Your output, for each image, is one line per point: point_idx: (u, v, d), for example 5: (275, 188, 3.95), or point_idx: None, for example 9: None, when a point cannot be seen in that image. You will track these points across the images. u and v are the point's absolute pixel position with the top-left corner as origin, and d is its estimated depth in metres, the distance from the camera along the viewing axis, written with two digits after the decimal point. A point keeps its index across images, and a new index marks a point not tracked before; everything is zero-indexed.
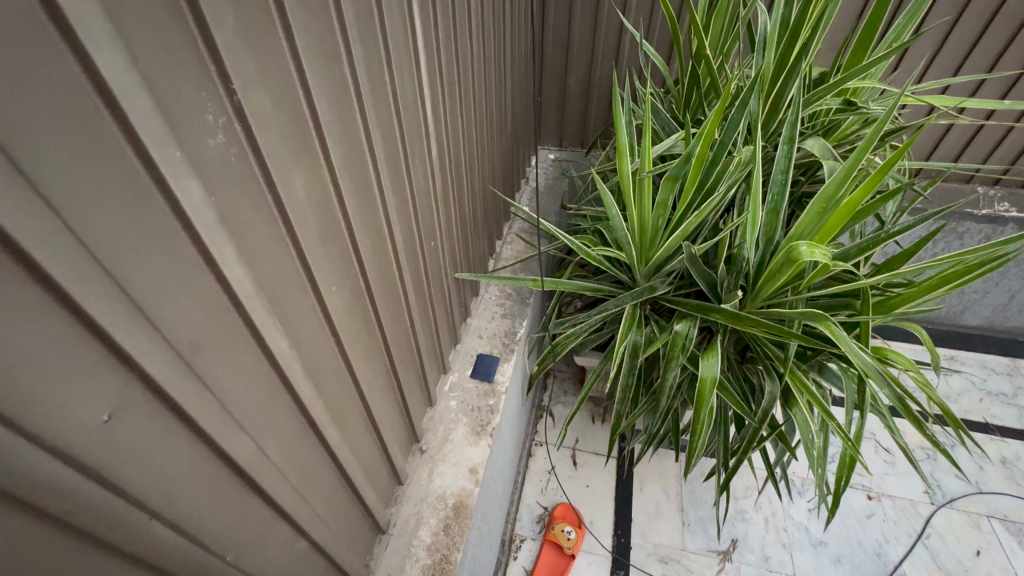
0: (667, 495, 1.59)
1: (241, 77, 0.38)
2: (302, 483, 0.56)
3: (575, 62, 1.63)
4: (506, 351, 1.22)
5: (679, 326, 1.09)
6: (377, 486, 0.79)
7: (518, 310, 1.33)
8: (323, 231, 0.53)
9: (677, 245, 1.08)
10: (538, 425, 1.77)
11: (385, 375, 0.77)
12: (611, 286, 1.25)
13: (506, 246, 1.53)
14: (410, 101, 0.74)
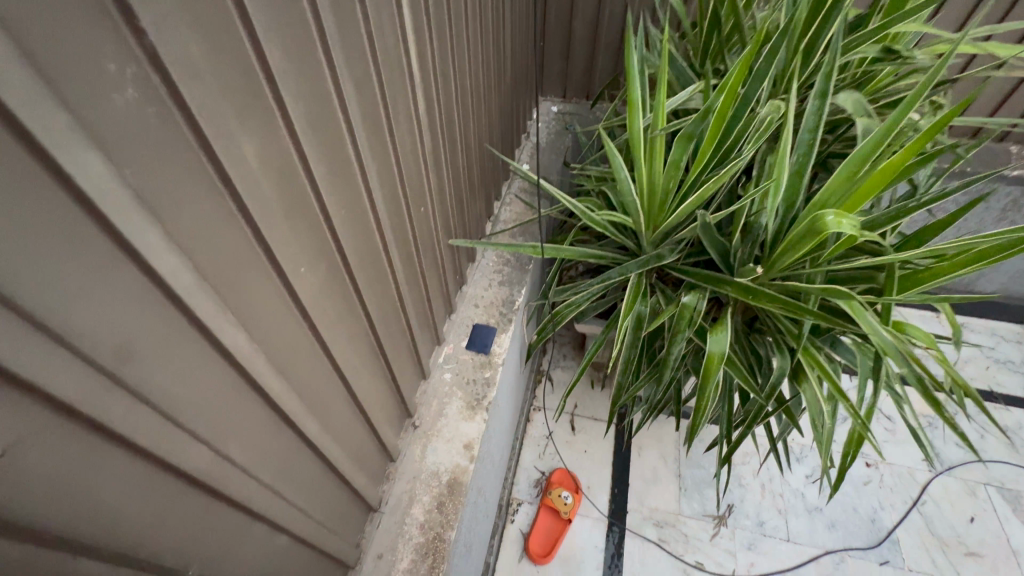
0: (664, 461, 1.59)
1: (155, 16, 0.30)
2: (273, 477, 0.52)
3: (582, 2, 1.47)
4: (503, 322, 1.16)
5: (687, 297, 1.02)
6: (363, 467, 0.76)
7: (516, 277, 1.26)
8: (284, 204, 0.45)
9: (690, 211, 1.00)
10: (536, 390, 1.74)
11: (367, 356, 0.72)
12: (615, 253, 1.18)
13: (505, 208, 1.44)
14: (392, 46, 0.64)
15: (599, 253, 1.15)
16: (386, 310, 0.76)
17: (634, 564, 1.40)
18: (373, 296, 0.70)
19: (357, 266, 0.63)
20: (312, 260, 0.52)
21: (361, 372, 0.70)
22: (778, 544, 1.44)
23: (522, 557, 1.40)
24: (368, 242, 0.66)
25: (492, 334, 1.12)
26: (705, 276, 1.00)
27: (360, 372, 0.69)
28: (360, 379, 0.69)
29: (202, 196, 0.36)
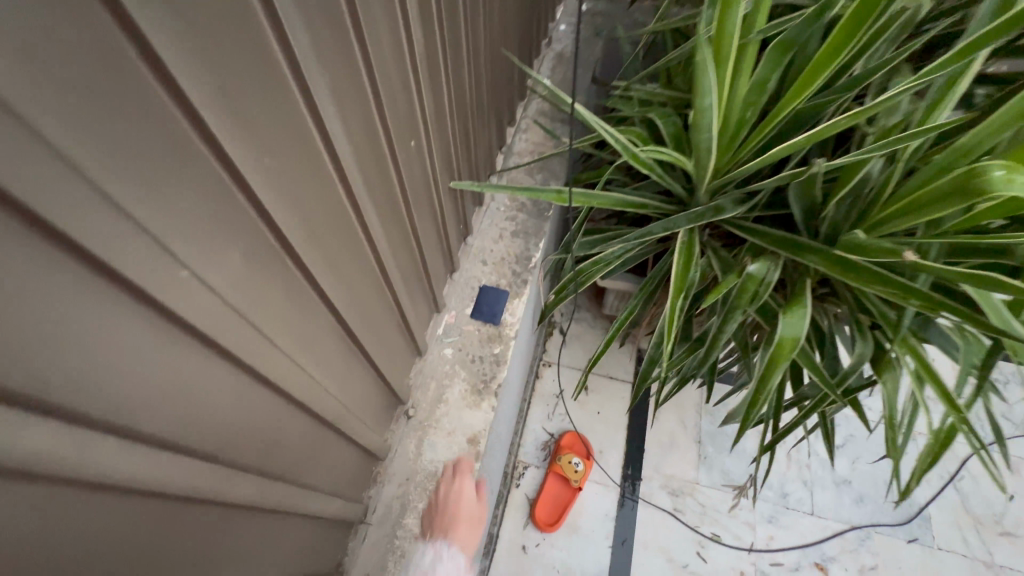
0: (684, 426, 1.46)
1: None
2: (136, 540, 0.36)
3: None
4: (517, 284, 0.96)
5: (754, 266, 0.80)
6: (315, 466, 0.61)
7: (533, 227, 1.04)
8: (62, 123, 0.23)
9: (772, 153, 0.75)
10: (546, 344, 1.58)
11: (318, 343, 0.53)
12: (657, 201, 0.94)
13: (520, 135, 1.17)
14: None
15: (637, 202, 0.91)
16: (349, 278, 0.56)
17: (646, 535, 1.32)
18: (321, 265, 0.49)
19: (283, 226, 0.42)
20: (172, 225, 0.31)
21: (305, 365, 0.52)
22: (800, 517, 1.35)
23: (528, 524, 1.32)
24: (307, 189, 0.44)
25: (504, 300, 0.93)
26: (785, 240, 0.78)
27: (302, 366, 0.51)
28: (303, 374, 0.51)
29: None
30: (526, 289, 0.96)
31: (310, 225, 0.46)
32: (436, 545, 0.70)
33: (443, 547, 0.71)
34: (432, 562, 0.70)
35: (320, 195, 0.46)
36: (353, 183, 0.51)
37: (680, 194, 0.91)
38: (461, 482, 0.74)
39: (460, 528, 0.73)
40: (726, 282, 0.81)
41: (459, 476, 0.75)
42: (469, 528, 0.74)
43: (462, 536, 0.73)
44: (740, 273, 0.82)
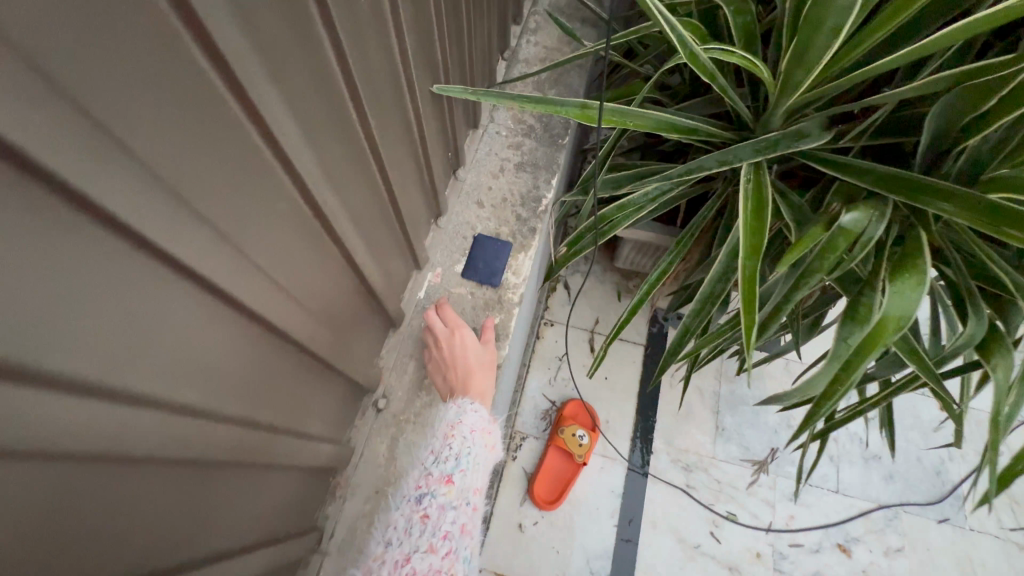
0: (701, 395, 1.30)
1: None
2: None
3: None
4: (521, 234, 0.79)
5: (851, 216, 0.58)
6: (214, 492, 0.44)
7: (543, 159, 0.85)
8: None
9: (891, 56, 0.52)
10: (549, 300, 1.38)
11: (174, 318, 0.34)
12: (709, 124, 0.71)
13: (527, 38, 0.91)
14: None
15: (685, 123, 0.68)
16: (227, 216, 0.35)
17: (654, 513, 1.19)
18: (157, 192, 0.28)
19: (13, 113, 0.20)
20: None
21: (153, 354, 0.32)
22: (824, 495, 1.23)
23: (525, 500, 1.19)
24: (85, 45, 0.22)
25: (503, 256, 0.77)
26: (892, 178, 0.56)
27: (145, 357, 0.32)
28: (147, 369, 0.32)
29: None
30: (532, 242, 0.79)
31: (113, 118, 0.25)
32: (455, 399, 0.67)
33: (464, 401, 0.67)
34: (456, 416, 0.66)
35: (130, 63, 0.24)
36: (217, 51, 0.29)
37: (744, 115, 0.68)
38: (457, 331, 0.71)
39: (474, 377, 0.69)
40: (809, 235, 0.59)
41: (454, 324, 0.72)
42: (483, 376, 0.71)
43: (478, 385, 0.69)
44: (827, 225, 0.60)
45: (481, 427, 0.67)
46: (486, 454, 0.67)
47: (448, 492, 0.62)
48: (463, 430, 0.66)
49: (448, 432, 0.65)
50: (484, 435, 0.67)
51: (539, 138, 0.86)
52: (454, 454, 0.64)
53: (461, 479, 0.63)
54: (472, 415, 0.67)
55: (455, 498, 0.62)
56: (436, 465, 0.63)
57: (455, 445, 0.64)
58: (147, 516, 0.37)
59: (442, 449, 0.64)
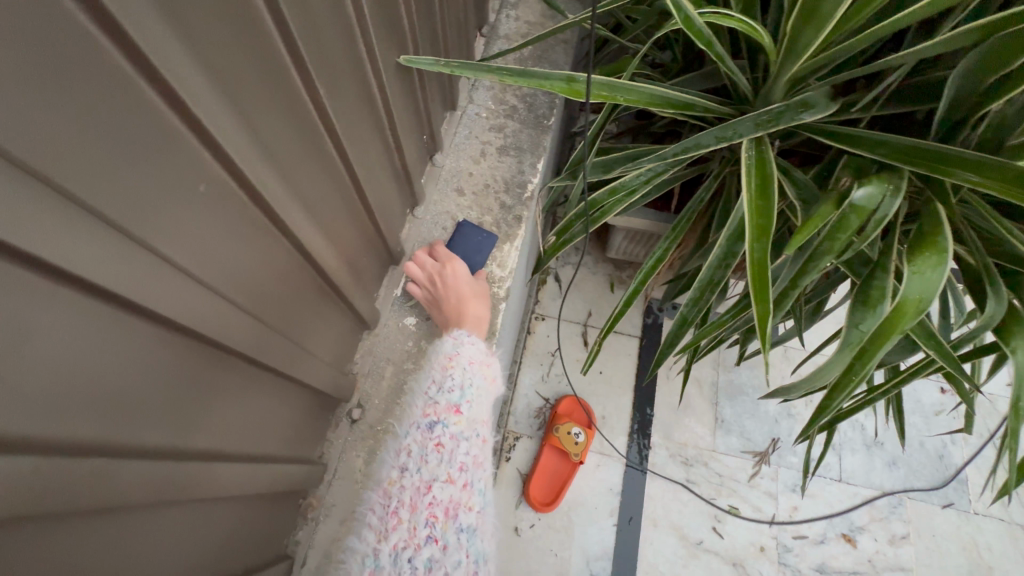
0: (699, 387, 1.26)
1: None
2: None
3: None
4: (504, 223, 0.74)
5: (860, 192, 0.54)
6: (149, 538, 0.38)
7: (526, 143, 0.79)
8: None
9: (914, 12, 0.46)
10: (540, 293, 1.33)
11: (57, 335, 0.27)
12: (707, 100, 0.66)
13: (507, 14, 0.85)
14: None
15: (680, 98, 0.63)
16: (128, 206, 0.29)
17: (654, 510, 1.15)
18: (13, 173, 0.22)
19: None
20: None
21: (35, 376, 0.26)
22: (827, 484, 1.19)
23: (521, 502, 1.14)
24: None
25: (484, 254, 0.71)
26: (907, 150, 0.52)
27: (19, 379, 0.25)
28: (17, 394, 0.26)
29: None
30: (518, 230, 0.74)
31: None
32: (453, 330, 0.64)
33: (461, 332, 0.64)
34: (454, 347, 0.63)
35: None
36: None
37: (742, 88, 0.63)
38: (451, 262, 0.68)
39: (471, 305, 0.66)
40: (818, 215, 0.54)
41: (446, 257, 0.68)
42: (479, 305, 0.67)
43: (475, 313, 0.66)
44: (834, 202, 0.56)
45: (481, 357, 0.64)
46: (491, 383, 0.64)
47: (460, 421, 0.60)
48: (463, 361, 0.62)
49: (447, 364, 0.62)
50: (485, 366, 0.64)
51: (522, 122, 0.80)
52: (458, 384, 0.61)
53: (469, 408, 0.61)
54: (470, 346, 0.63)
55: (467, 426, 0.60)
56: (441, 394, 0.60)
57: (458, 375, 0.61)
58: (52, 574, 0.30)
59: (444, 379, 0.61)
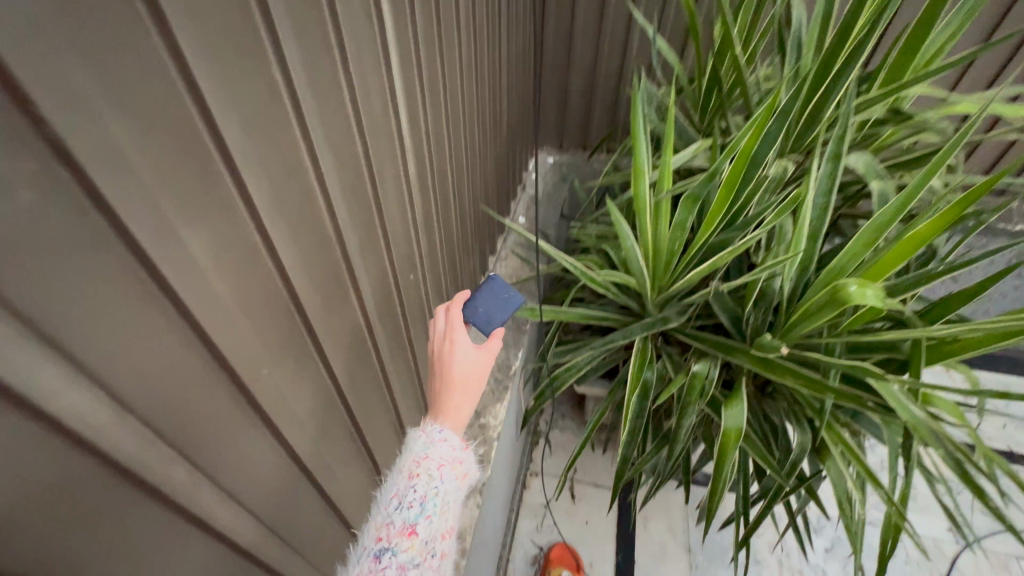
0: (672, 534, 1.46)
1: (76, 120, 0.25)
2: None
3: (578, 59, 1.48)
4: (498, 390, 1.11)
5: (697, 366, 0.94)
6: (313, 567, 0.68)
7: (512, 338, 1.19)
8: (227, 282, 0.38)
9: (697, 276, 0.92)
10: (533, 453, 1.63)
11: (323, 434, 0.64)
12: (618, 314, 1.11)
13: (500, 263, 1.38)
14: (368, 85, 0.55)
15: (598, 315, 1.08)
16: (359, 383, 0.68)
17: None
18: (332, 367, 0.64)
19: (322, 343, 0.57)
20: (272, 344, 0.45)
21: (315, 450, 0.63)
22: None
23: None
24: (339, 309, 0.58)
25: (506, 311, 0.79)
26: (717, 343, 0.94)
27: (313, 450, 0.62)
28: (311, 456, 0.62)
29: (87, 258, 0.28)
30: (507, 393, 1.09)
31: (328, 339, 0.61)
32: (425, 424, 0.60)
33: (434, 428, 0.60)
34: (424, 449, 0.58)
35: None
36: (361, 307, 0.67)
37: (635, 308, 1.08)
38: (452, 335, 0.70)
39: (450, 391, 0.65)
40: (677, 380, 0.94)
41: (453, 325, 0.71)
42: (463, 392, 0.65)
43: (450, 405, 0.63)
44: (688, 373, 0.96)
45: (451, 458, 0.58)
46: (461, 485, 0.58)
47: (412, 547, 0.53)
48: (430, 467, 0.57)
49: (412, 472, 0.57)
50: (454, 468, 0.58)
51: (508, 326, 1.21)
52: (418, 499, 0.54)
53: (427, 527, 0.54)
54: (440, 446, 0.58)
55: (420, 552, 0.53)
56: (397, 512, 0.54)
57: (421, 488, 0.55)
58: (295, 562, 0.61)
59: (405, 493, 0.55)
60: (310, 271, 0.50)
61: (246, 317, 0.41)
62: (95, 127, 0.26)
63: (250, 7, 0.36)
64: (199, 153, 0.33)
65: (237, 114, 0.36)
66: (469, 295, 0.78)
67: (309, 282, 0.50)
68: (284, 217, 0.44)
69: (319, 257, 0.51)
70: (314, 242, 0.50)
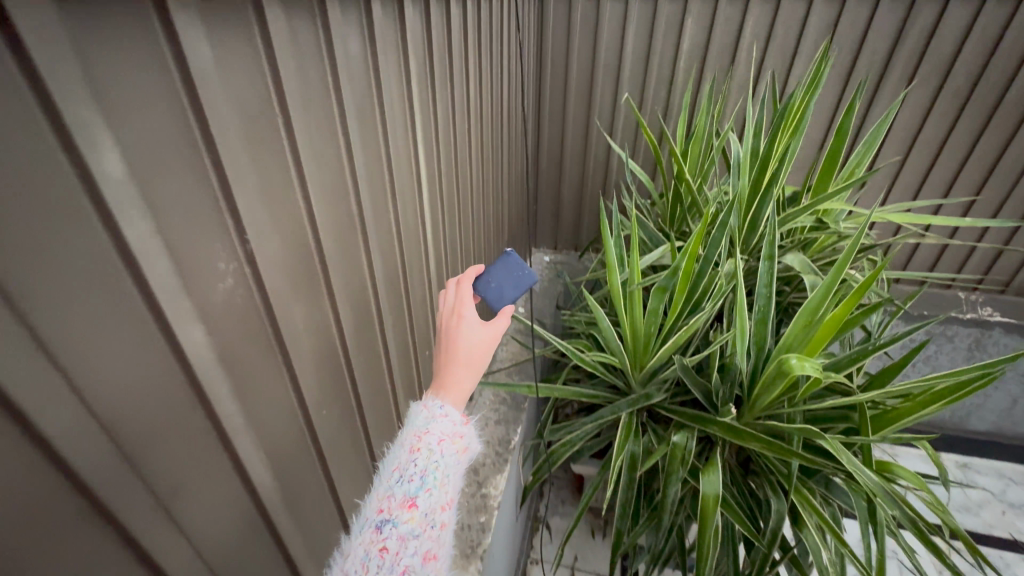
0: None
1: (255, 228, 0.41)
2: None
3: (568, 177, 1.79)
4: (499, 462, 1.16)
5: (677, 437, 1.04)
6: None
7: (513, 416, 1.28)
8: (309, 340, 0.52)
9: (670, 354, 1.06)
10: (533, 540, 1.63)
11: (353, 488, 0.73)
12: (608, 392, 1.22)
13: (501, 348, 1.52)
14: (412, 207, 0.75)
15: (588, 392, 1.18)
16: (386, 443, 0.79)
17: None
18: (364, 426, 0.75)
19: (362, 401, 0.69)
20: (329, 394, 0.58)
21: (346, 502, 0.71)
22: None
23: None
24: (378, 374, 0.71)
25: (518, 288, 0.76)
26: (694, 416, 1.05)
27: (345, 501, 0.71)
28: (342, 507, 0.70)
29: (244, 313, 0.42)
30: (508, 466, 1.15)
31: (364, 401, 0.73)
32: (426, 398, 0.58)
33: (435, 404, 0.57)
34: (426, 425, 0.55)
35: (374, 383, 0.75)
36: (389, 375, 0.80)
37: (622, 386, 1.20)
38: (460, 311, 0.68)
39: (453, 364, 0.63)
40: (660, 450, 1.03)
41: (461, 301, 0.70)
42: (466, 367, 0.63)
43: (453, 376, 0.61)
44: (670, 444, 1.05)
45: (452, 433, 0.55)
46: (462, 460, 0.54)
47: (413, 518, 0.49)
48: (430, 442, 0.53)
49: (413, 446, 0.53)
50: (455, 443, 0.54)
51: (509, 404, 1.31)
52: (419, 472, 0.51)
53: (427, 500, 0.50)
54: (442, 421, 0.55)
55: (421, 525, 0.49)
56: (398, 484, 0.51)
57: (422, 461, 0.52)
58: None
59: (406, 465, 0.52)
60: (359, 338, 0.64)
61: (318, 369, 0.54)
62: (262, 230, 0.42)
63: (346, 158, 0.54)
64: (307, 249, 0.49)
65: (330, 224, 0.52)
66: (482, 269, 0.77)
67: (358, 347, 0.63)
68: (348, 295, 0.59)
69: (367, 329, 0.65)
70: (365, 316, 0.64)
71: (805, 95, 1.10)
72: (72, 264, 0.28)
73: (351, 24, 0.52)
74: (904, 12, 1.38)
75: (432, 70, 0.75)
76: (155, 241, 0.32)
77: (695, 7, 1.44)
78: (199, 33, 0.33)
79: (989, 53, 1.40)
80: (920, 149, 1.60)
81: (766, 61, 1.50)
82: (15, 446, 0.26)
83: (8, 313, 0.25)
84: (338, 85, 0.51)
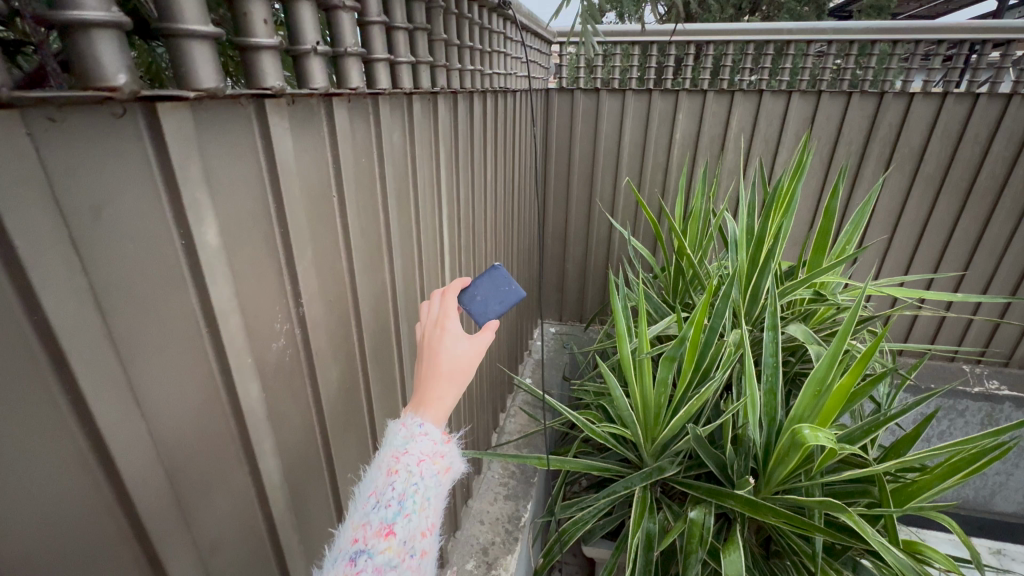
0: None
1: (307, 294, 0.45)
2: None
3: (573, 252, 1.88)
4: (508, 541, 1.11)
5: (694, 512, 1.00)
6: None
7: (521, 490, 1.25)
8: (337, 402, 0.53)
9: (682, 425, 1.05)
10: None
11: None
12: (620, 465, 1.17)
13: (510, 419, 1.51)
14: (435, 275, 0.80)
15: (600, 465, 1.14)
16: None
17: None
18: None
19: None
20: (351, 456, 0.58)
21: None
22: None
23: None
24: None
25: (503, 305, 0.70)
26: (711, 493, 0.99)
27: None
28: None
29: (290, 373, 0.44)
30: (518, 544, 1.10)
31: None
32: (405, 416, 0.49)
33: (415, 420, 0.49)
34: (404, 443, 0.47)
35: None
36: None
37: (634, 458, 1.17)
38: (444, 322, 0.57)
39: (436, 382, 0.52)
40: (678, 527, 0.98)
41: (446, 311, 0.59)
42: (450, 385, 0.52)
43: (435, 395, 0.51)
44: (687, 520, 1.00)
45: (433, 453, 0.47)
46: (443, 480, 0.47)
47: (390, 548, 0.43)
48: (409, 463, 0.46)
49: (389, 467, 0.45)
50: (437, 463, 0.47)
51: (518, 478, 1.28)
52: (397, 495, 0.44)
53: (407, 527, 0.44)
54: (425, 438, 0.47)
55: (399, 556, 0.43)
56: (374, 511, 0.44)
57: (399, 485, 0.45)
58: None
59: (382, 490, 0.45)
60: (383, 402, 0.65)
61: (340, 432, 0.55)
62: (310, 294, 0.46)
63: (383, 228, 0.60)
64: (341, 311, 0.52)
65: (366, 292, 0.57)
66: (467, 282, 0.70)
67: (380, 413, 0.65)
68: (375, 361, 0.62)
69: (388, 394, 0.67)
70: (388, 381, 0.67)
71: (791, 180, 1.20)
72: (169, 324, 0.31)
73: (396, 120, 0.61)
74: (873, 108, 1.53)
75: (456, 157, 0.85)
76: (230, 303, 0.36)
77: (685, 103, 1.61)
78: (284, 129, 0.40)
79: (955, 143, 1.54)
80: (906, 227, 1.70)
81: (753, 150, 1.64)
82: (95, 487, 0.28)
83: (116, 362, 0.28)
84: (383, 169, 0.57)
